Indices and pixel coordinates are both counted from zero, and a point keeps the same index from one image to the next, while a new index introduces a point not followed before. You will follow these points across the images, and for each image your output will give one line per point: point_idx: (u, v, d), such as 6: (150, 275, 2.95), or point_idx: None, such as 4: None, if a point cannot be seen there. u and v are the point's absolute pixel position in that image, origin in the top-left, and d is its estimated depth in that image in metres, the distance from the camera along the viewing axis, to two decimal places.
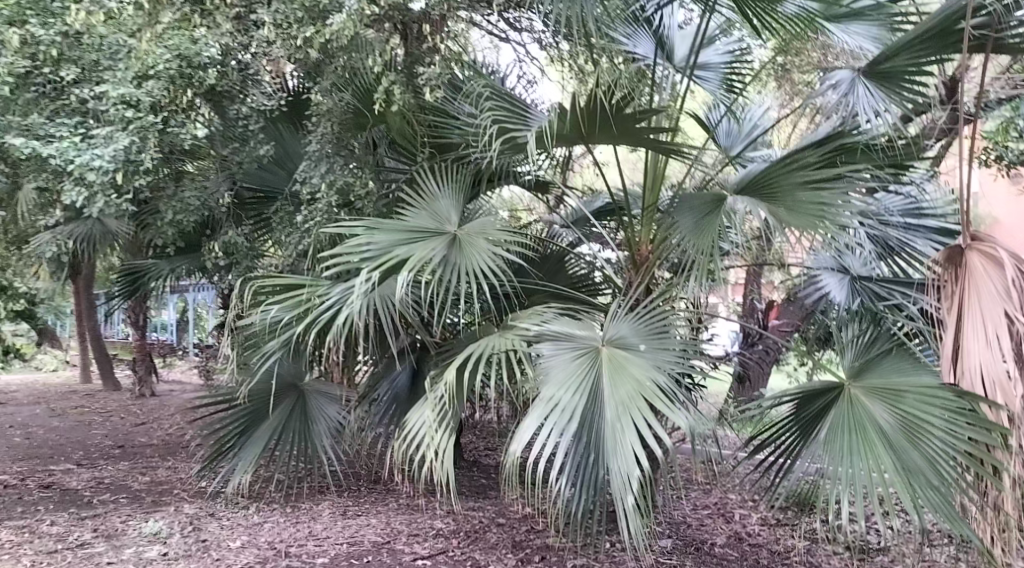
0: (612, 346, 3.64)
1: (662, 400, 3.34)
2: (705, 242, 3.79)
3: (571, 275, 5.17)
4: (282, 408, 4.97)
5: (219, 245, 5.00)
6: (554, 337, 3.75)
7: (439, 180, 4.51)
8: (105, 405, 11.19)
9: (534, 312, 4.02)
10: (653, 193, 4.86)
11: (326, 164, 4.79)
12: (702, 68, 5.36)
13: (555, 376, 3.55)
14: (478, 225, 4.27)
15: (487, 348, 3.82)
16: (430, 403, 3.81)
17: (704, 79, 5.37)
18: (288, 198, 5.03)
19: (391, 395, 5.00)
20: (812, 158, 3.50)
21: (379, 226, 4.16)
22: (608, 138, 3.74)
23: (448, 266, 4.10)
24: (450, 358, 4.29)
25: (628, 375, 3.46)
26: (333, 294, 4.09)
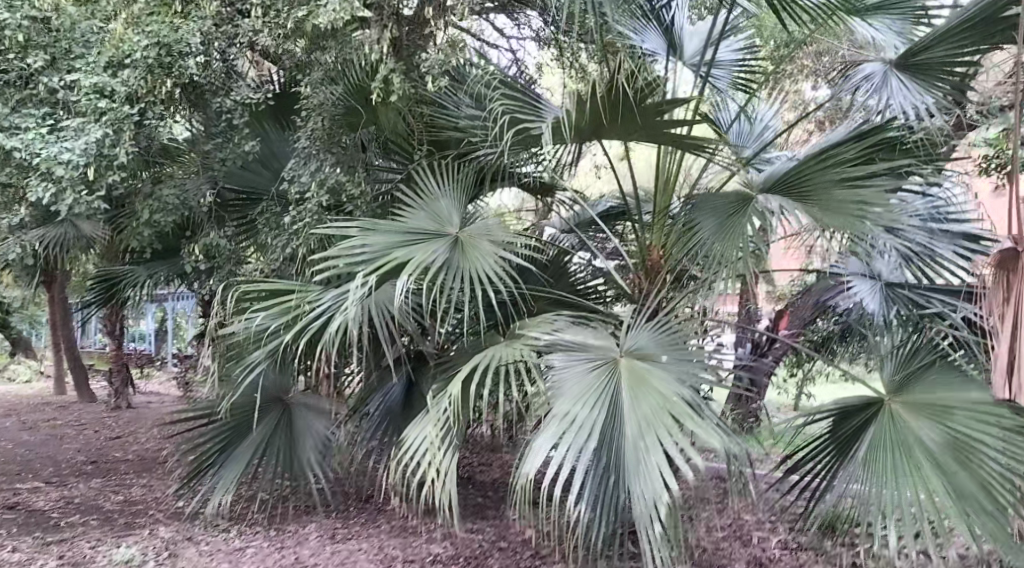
0: (632, 358, 3.33)
1: (689, 416, 3.04)
2: (728, 247, 3.48)
3: (578, 281, 4.86)
4: (267, 423, 4.63)
5: (199, 247, 4.64)
6: (568, 348, 3.44)
7: (439, 179, 4.20)
8: (78, 417, 10.76)
9: (544, 321, 3.71)
10: (666, 195, 4.56)
11: (316, 161, 4.45)
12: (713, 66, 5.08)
13: (571, 391, 3.25)
14: (482, 228, 3.97)
15: (495, 361, 3.52)
16: (432, 418, 3.50)
17: (715, 78, 5.09)
18: (274, 198, 4.69)
19: (384, 409, 4.62)
20: (849, 154, 3.24)
21: (375, 228, 3.88)
22: (625, 132, 3.46)
23: (451, 271, 3.80)
24: (450, 370, 3.97)
25: (651, 388, 3.16)
26: (326, 301, 3.78)
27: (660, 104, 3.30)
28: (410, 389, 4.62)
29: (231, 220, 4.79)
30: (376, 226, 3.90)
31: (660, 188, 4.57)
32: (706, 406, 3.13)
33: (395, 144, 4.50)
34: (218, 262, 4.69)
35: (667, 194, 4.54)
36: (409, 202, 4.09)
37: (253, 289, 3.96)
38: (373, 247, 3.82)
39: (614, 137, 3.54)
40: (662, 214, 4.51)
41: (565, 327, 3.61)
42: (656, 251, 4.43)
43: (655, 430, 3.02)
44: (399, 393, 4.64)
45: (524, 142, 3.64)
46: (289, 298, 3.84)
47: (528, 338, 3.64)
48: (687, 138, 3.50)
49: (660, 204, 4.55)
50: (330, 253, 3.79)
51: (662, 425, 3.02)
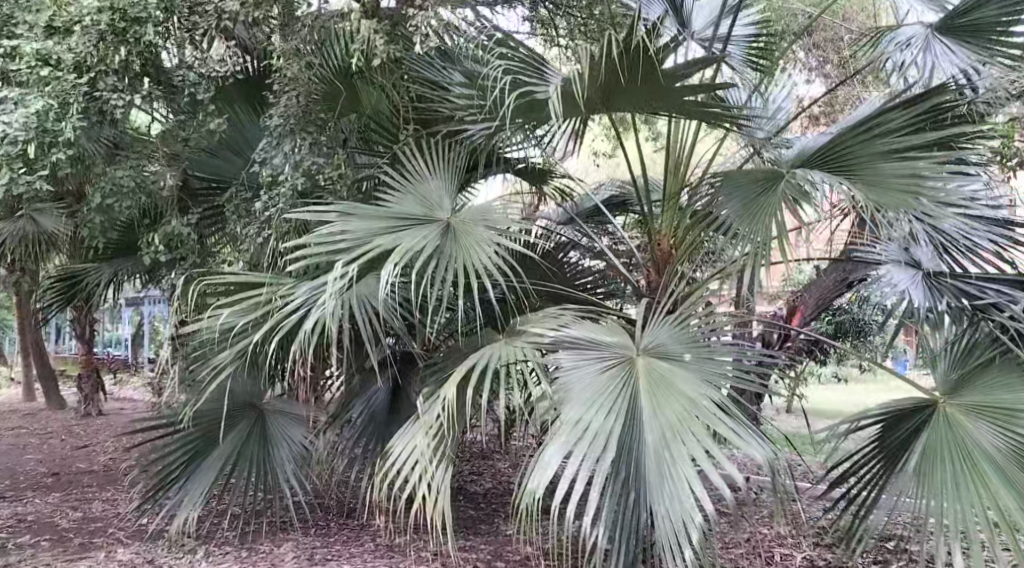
0: (650, 356, 2.92)
1: (720, 421, 2.64)
2: (758, 221, 3.03)
3: (579, 273, 4.46)
4: (238, 433, 4.16)
5: (159, 237, 4.14)
6: (576, 345, 3.02)
7: (427, 159, 3.80)
8: (45, 426, 10.23)
9: (546, 317, 3.28)
10: (674, 186, 4.15)
11: (291, 141, 4.04)
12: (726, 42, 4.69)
13: (581, 395, 2.84)
14: (477, 211, 3.55)
15: (492, 362, 3.09)
16: (423, 425, 3.06)
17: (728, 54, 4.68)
18: (245, 183, 4.24)
19: (368, 415, 4.21)
20: (897, 121, 2.87)
21: (355, 212, 3.46)
22: (638, 102, 3.08)
23: (442, 259, 3.39)
24: (442, 371, 3.54)
25: (674, 389, 2.75)
26: (301, 294, 3.35)
27: (682, 68, 2.93)
28: (397, 394, 4.22)
29: (197, 208, 4.30)
30: (357, 210, 3.47)
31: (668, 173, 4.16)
32: (736, 410, 2.72)
33: (378, 123, 4.08)
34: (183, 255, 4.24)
35: (676, 179, 4.11)
36: (394, 184, 3.67)
37: (218, 283, 3.50)
38: (354, 233, 3.40)
39: (625, 107, 3.16)
40: (674, 201, 4.12)
41: (574, 323, 3.17)
42: (665, 240, 4.05)
43: (680, 438, 2.62)
44: (383, 398, 4.24)
45: (530, 111, 3.24)
46: (260, 293, 3.39)
47: (531, 334, 3.21)
48: (708, 106, 3.12)
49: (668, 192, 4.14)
50: (305, 240, 3.35)
51: (689, 432, 2.62)
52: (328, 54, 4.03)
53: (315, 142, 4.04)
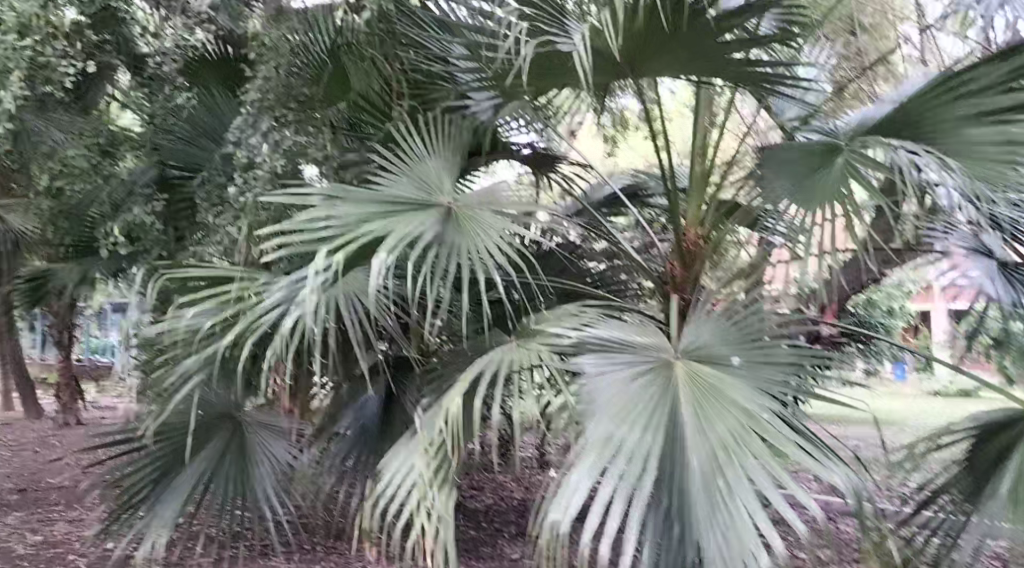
0: (691, 361, 2.47)
1: (786, 439, 2.21)
2: (815, 203, 2.63)
3: (594, 271, 4.03)
4: (212, 448, 3.64)
5: (117, 226, 3.71)
6: (602, 347, 2.56)
7: (424, 137, 3.35)
8: (20, 436, 9.71)
9: (565, 315, 2.82)
10: (702, 172, 3.73)
11: (271, 118, 3.61)
12: None
13: (611, 407, 2.36)
14: (482, 194, 3.11)
15: (502, 366, 2.62)
16: (422, 446, 2.57)
17: None
18: (218, 166, 3.78)
19: (358, 427, 3.77)
20: (988, 77, 2.43)
21: (343, 194, 2.99)
22: (671, 62, 2.73)
23: (443, 248, 2.92)
24: (444, 379, 3.08)
25: (725, 399, 2.31)
26: (278, 288, 2.84)
27: (732, 18, 2.58)
28: (390, 404, 3.74)
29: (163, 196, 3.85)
30: (344, 192, 3.00)
31: (694, 154, 3.75)
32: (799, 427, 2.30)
33: (368, 97, 3.58)
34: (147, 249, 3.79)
35: (704, 162, 3.70)
36: (387, 166, 3.20)
37: (181, 277, 3.01)
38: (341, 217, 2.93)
39: (661, 71, 2.79)
40: (702, 185, 3.71)
41: (601, 320, 2.71)
42: (694, 228, 3.62)
43: (738, 458, 2.17)
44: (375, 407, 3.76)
45: (560, 69, 2.88)
46: (231, 288, 2.89)
47: (546, 334, 2.77)
48: (748, 69, 2.77)
49: (697, 177, 3.72)
50: (283, 226, 2.88)
51: (748, 451, 2.18)
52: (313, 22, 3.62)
53: (298, 120, 3.62)
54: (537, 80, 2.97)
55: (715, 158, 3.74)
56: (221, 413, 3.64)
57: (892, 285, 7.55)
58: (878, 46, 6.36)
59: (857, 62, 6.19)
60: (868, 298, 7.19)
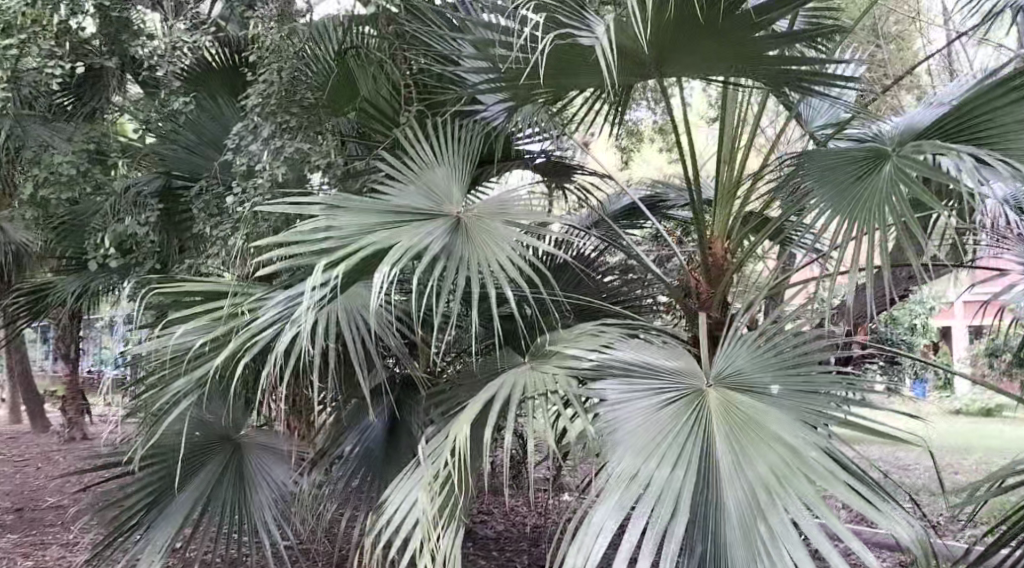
0: (727, 388, 2.24)
1: (837, 480, 1.96)
2: (859, 213, 2.41)
3: (614, 287, 3.79)
4: (211, 471, 3.37)
5: (108, 238, 3.53)
6: (627, 373, 2.34)
7: (435, 144, 3.14)
8: (24, 452, 9.56)
9: (586, 334, 2.59)
10: (730, 183, 3.50)
11: (274, 124, 3.41)
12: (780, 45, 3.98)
13: (637, 440, 2.16)
14: (494, 204, 2.90)
15: (515, 391, 2.39)
16: (425, 480, 2.32)
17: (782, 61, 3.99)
18: (218, 175, 3.58)
19: (362, 450, 3.44)
20: None
21: (346, 204, 2.80)
22: (697, 58, 2.56)
23: (452, 261, 2.70)
24: (452, 402, 2.84)
25: (766, 432, 2.06)
26: (272, 304, 2.63)
27: (771, 9, 2.40)
28: (396, 426, 3.47)
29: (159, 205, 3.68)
30: (346, 202, 2.79)
31: (721, 163, 3.53)
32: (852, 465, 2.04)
33: (375, 102, 3.29)
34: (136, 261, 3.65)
35: (733, 171, 3.48)
36: (395, 175, 2.99)
37: (171, 291, 2.79)
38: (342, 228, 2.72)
39: (687, 68, 2.61)
40: (730, 196, 3.48)
41: (625, 340, 2.48)
42: (719, 242, 3.44)
43: (782, 500, 1.93)
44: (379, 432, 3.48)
45: (573, 68, 2.69)
46: (222, 305, 2.67)
47: (564, 355, 2.50)
48: (783, 66, 2.57)
49: (723, 188, 3.49)
50: (278, 237, 2.66)
51: (794, 493, 1.94)
52: (320, 27, 3.43)
53: (301, 125, 3.43)
54: (553, 80, 2.75)
55: (745, 167, 3.51)
56: (219, 436, 3.40)
57: (917, 304, 7.30)
58: (903, 56, 6.16)
59: (882, 73, 5.98)
60: (891, 315, 6.93)
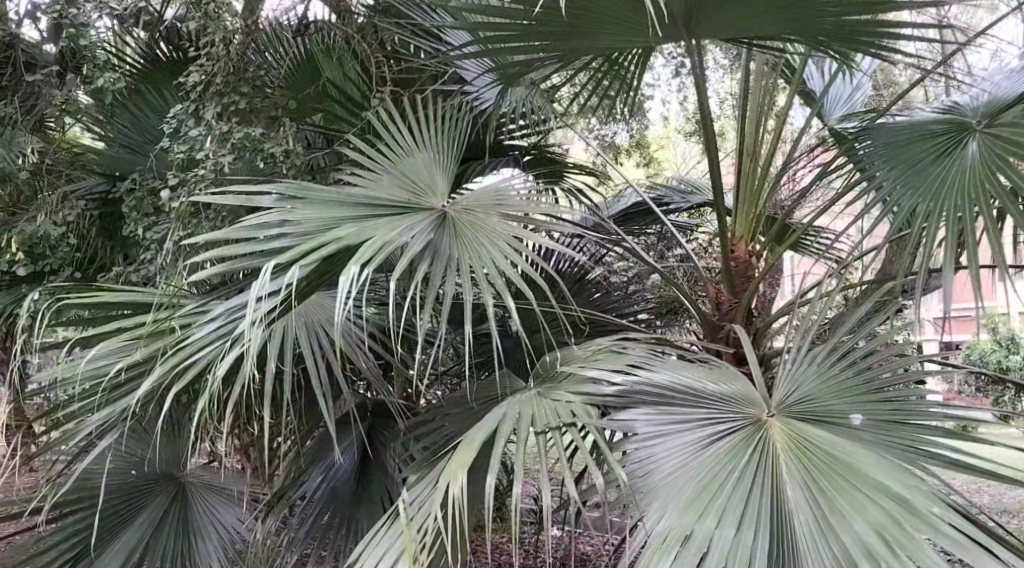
0: (798, 419, 1.75)
1: (966, 544, 1.50)
2: (940, 196, 1.94)
3: (616, 297, 3.30)
4: (143, 517, 2.77)
5: (16, 239, 3.08)
6: (661, 400, 1.84)
7: (412, 125, 2.63)
8: None
9: (605, 353, 2.08)
10: (752, 174, 3.03)
11: (220, 105, 2.86)
12: (806, 66, 3.64)
13: (688, 488, 1.67)
14: (485, 196, 2.39)
15: (522, 425, 1.88)
16: (408, 536, 1.81)
17: (812, 79, 3.67)
18: (152, 168, 3.03)
19: (327, 494, 2.83)
20: None
21: (304, 193, 2.27)
22: (738, 4, 2.06)
23: (438, 264, 2.19)
24: (436, 438, 2.33)
25: (861, 478, 1.60)
26: (212, 316, 2.11)
27: None
28: (366, 465, 2.88)
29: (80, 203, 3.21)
30: (303, 192, 2.26)
31: (741, 152, 3.05)
32: (973, 518, 1.59)
33: (340, 89, 2.83)
34: (57, 268, 3.17)
35: (757, 161, 3.01)
36: (362, 161, 2.48)
37: (84, 302, 2.23)
38: (299, 223, 2.19)
39: (724, 16, 2.11)
40: (754, 189, 3.00)
41: (656, 360, 1.98)
42: (742, 242, 2.98)
43: None
44: (350, 468, 2.87)
45: (589, 20, 2.16)
46: (148, 318, 2.12)
47: (579, 379, 2.00)
48: (844, 17, 2.08)
49: (746, 181, 3.01)
50: (218, 234, 2.12)
51: (912, 562, 1.47)
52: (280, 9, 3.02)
53: (250, 107, 2.90)
54: (565, 32, 2.22)
55: (773, 156, 3.03)
56: (152, 480, 2.82)
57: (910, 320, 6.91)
58: None
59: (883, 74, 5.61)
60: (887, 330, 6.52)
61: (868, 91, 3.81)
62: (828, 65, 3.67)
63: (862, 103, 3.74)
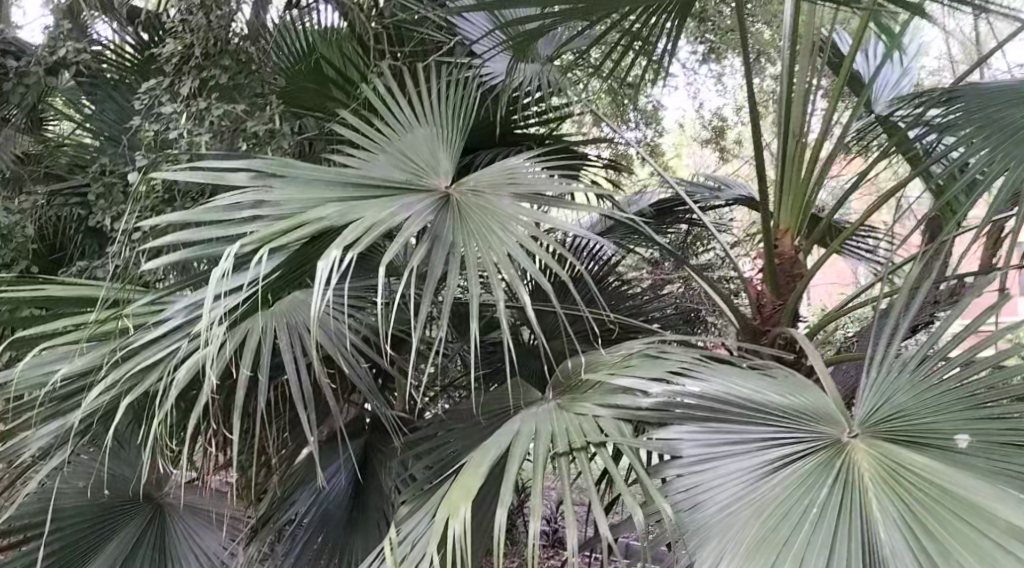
0: (887, 438, 1.41)
1: None
2: None
3: (641, 298, 2.96)
4: (116, 540, 2.37)
5: None
6: (712, 415, 1.50)
7: (412, 97, 2.31)
8: None
9: (638, 356, 1.73)
10: (799, 160, 2.64)
11: (199, 81, 2.55)
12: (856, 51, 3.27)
13: (754, 525, 1.35)
14: (497, 174, 2.06)
15: (537, 444, 1.54)
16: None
17: (862, 65, 3.31)
18: (122, 150, 2.70)
19: (315, 517, 2.42)
20: None
21: (284, 168, 1.93)
22: None
23: (441, 249, 1.85)
24: (439, 456, 1.98)
25: (979, 514, 1.26)
26: (172, 310, 1.78)
27: None
28: (361, 484, 2.49)
29: (39, 190, 2.89)
30: (288, 169, 1.92)
31: (787, 134, 2.65)
32: None
33: (336, 71, 2.43)
34: (10, 262, 2.86)
35: (805, 144, 2.63)
36: (356, 140, 2.14)
37: (24, 294, 1.89)
38: (277, 204, 1.86)
39: None
40: (801, 176, 2.64)
41: (701, 365, 1.64)
42: (788, 236, 2.63)
43: None
44: (346, 486, 2.48)
45: None
46: (95, 310, 1.78)
47: (609, 389, 1.65)
48: None
49: (792, 169, 2.64)
50: (178, 215, 1.79)
51: None
52: None
53: (233, 81, 2.59)
54: None
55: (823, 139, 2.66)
56: (128, 500, 2.44)
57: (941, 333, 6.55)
58: None
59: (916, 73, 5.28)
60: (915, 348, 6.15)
61: (917, 77, 3.47)
62: (872, 48, 3.36)
63: (909, 89, 3.42)
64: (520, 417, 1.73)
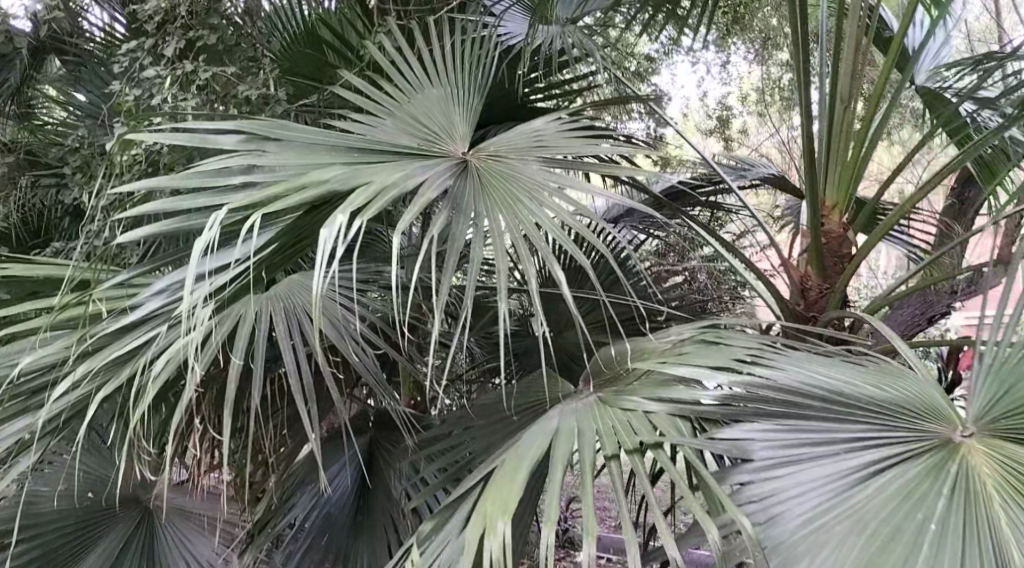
0: (1001, 438, 1.23)
1: None
2: None
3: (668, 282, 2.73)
4: (95, 550, 2.13)
5: None
6: (793, 412, 1.29)
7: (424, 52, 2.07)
8: None
9: (692, 343, 1.50)
10: (847, 128, 2.36)
11: (185, 41, 2.30)
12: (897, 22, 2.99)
13: (853, 542, 1.16)
14: (521, 138, 1.83)
15: (582, 445, 1.31)
16: None
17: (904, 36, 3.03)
18: (102, 120, 2.46)
19: (316, 522, 2.17)
20: None
21: (279, 129, 1.69)
22: None
23: (461, 220, 1.60)
24: (458, 456, 1.74)
25: None
26: (153, 290, 1.54)
27: None
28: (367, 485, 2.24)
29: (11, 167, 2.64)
30: (282, 131, 1.68)
31: (833, 99, 2.36)
32: None
33: (336, 31, 2.18)
34: None
35: (855, 108, 2.34)
36: (361, 96, 1.90)
37: None
38: (271, 168, 1.62)
39: None
40: (846, 138, 2.36)
41: (769, 351, 1.40)
42: (835, 212, 2.37)
43: None
44: (352, 485, 2.23)
45: None
46: (62, 289, 1.54)
47: (662, 381, 1.42)
48: None
49: (839, 133, 2.36)
50: (156, 181, 1.54)
51: None
52: None
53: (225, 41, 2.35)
54: None
55: (877, 103, 2.37)
56: (113, 503, 2.19)
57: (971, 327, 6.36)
58: None
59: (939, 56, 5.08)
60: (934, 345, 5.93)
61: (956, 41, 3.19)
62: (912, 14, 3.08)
63: (950, 58, 3.15)
64: (555, 412, 1.49)
